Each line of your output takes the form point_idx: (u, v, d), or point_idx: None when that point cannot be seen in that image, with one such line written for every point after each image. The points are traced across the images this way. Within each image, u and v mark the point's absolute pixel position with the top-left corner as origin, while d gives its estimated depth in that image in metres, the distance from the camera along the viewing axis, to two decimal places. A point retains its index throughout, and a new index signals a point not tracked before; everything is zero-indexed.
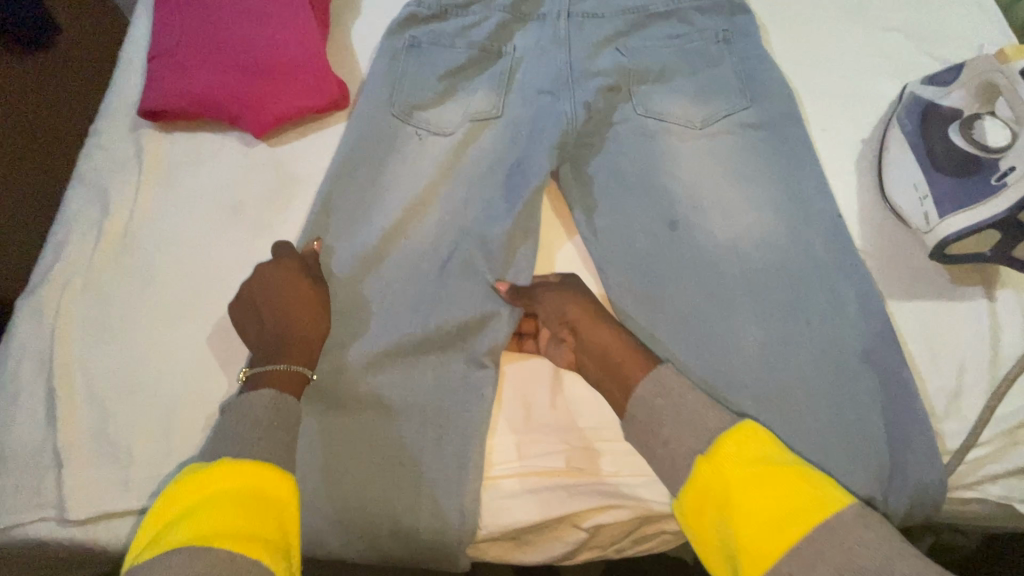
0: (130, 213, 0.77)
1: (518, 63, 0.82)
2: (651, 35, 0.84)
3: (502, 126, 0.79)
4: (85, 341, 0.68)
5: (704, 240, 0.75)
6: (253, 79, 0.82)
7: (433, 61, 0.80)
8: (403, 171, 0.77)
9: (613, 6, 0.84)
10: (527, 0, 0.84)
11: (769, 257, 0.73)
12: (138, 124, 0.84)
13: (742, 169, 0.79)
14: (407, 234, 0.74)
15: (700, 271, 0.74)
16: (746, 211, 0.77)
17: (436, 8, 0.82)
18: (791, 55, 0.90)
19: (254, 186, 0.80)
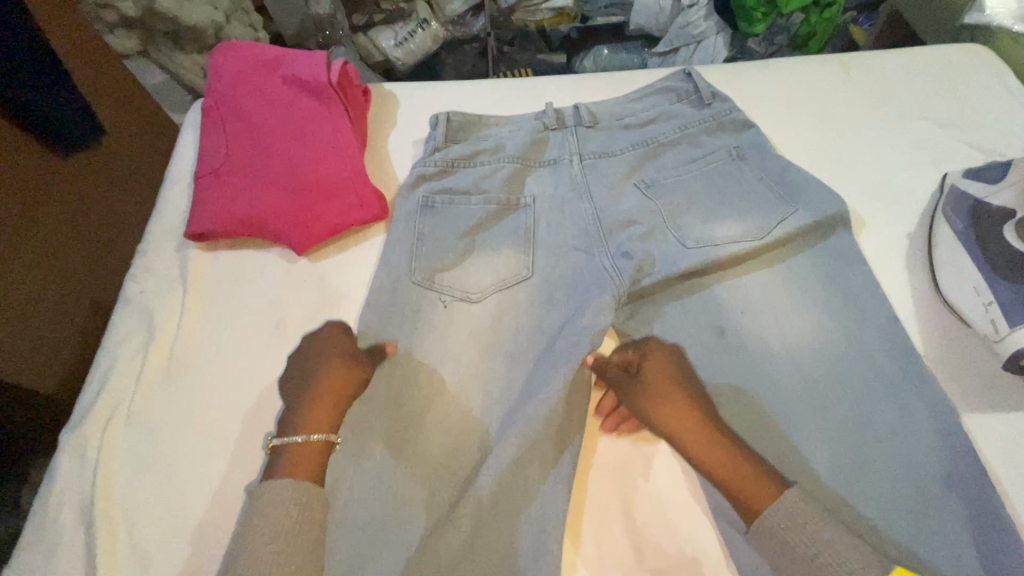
0: (174, 338, 0.77)
1: (547, 185, 0.87)
2: (667, 161, 0.88)
3: (541, 242, 0.82)
4: (128, 482, 0.67)
5: (757, 349, 0.73)
6: (299, 199, 0.84)
7: (452, 222, 0.83)
8: (448, 289, 0.78)
9: (621, 144, 0.90)
10: (538, 146, 0.90)
11: (827, 367, 0.71)
12: (182, 244, 0.86)
13: (787, 273, 0.78)
14: (456, 355, 0.74)
15: (756, 384, 0.71)
16: (798, 319, 0.75)
17: (442, 164, 0.87)
18: (826, 147, 0.90)
19: (297, 305, 0.80)
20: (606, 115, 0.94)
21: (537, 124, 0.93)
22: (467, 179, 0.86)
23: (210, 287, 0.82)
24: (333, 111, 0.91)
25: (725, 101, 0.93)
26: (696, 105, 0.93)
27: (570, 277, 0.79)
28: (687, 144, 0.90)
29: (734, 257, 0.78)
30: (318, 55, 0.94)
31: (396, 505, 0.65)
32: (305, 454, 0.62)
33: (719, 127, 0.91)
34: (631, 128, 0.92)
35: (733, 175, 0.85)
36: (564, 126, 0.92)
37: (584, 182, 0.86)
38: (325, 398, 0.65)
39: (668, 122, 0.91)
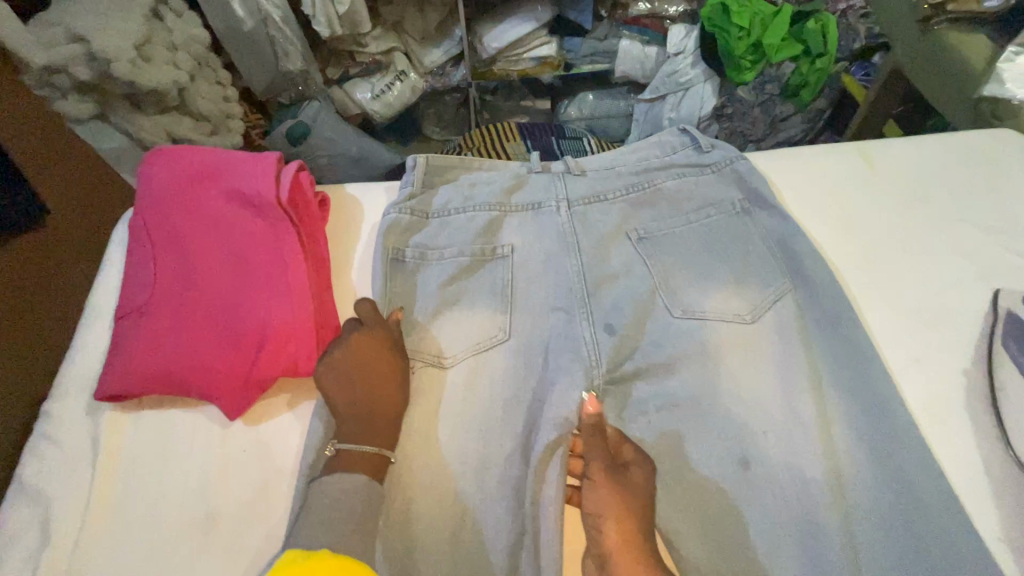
0: (77, 536, 0.62)
1: (527, 295, 0.78)
2: (672, 261, 0.79)
3: (528, 370, 0.73)
4: None
5: (785, 497, 0.63)
6: (234, 351, 0.70)
7: (430, 345, 0.74)
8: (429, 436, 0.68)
9: (621, 249, 0.81)
10: (521, 253, 0.81)
11: (876, 538, 0.60)
12: (96, 404, 0.71)
13: (820, 403, 0.67)
14: (426, 525, 0.64)
15: (795, 553, 0.60)
16: (835, 453, 0.64)
17: (414, 250, 0.80)
18: (851, 251, 0.79)
19: (232, 488, 0.65)
20: (586, 195, 0.84)
21: (491, 208, 0.83)
22: (442, 277, 0.78)
23: (125, 462, 0.67)
24: (281, 233, 0.77)
25: (727, 193, 0.83)
26: (697, 179, 0.85)
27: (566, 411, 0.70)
28: (690, 258, 0.79)
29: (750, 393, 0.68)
30: (265, 163, 0.81)
31: None
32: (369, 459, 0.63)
33: (718, 213, 0.82)
34: (621, 205, 0.84)
35: (753, 303, 0.75)
36: (528, 209, 0.84)
37: (579, 295, 0.77)
38: (378, 423, 0.65)
39: (669, 210, 0.83)
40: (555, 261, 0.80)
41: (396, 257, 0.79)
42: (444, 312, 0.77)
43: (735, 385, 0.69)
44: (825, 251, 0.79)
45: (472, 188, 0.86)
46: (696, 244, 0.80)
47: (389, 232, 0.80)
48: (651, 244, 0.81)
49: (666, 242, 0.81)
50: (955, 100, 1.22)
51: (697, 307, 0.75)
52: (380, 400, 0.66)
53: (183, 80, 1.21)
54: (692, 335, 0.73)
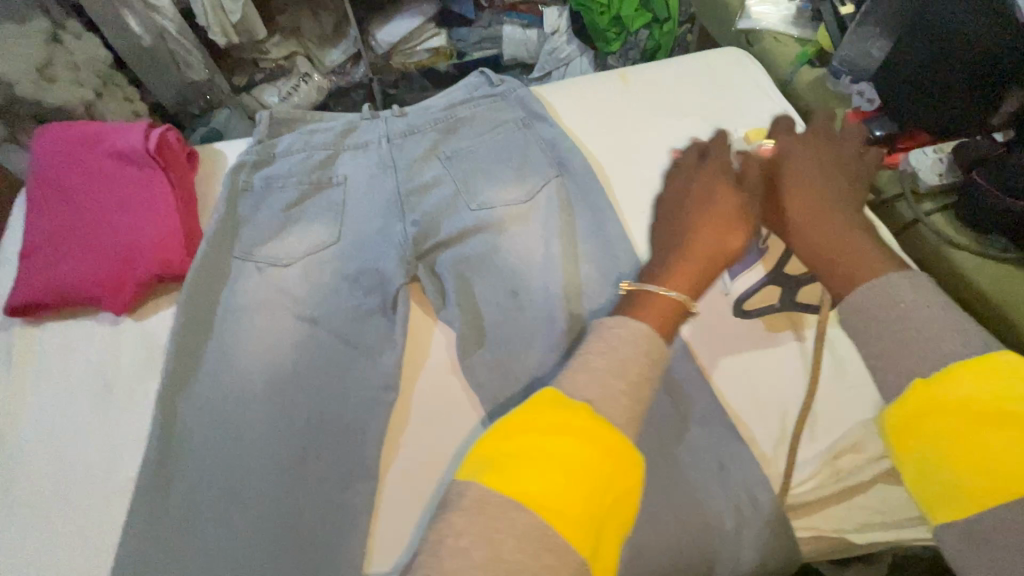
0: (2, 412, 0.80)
1: (354, 201, 0.99)
2: (469, 166, 1.03)
3: (355, 251, 0.93)
4: None
5: (541, 307, 0.85)
6: (115, 261, 0.88)
7: (279, 248, 0.94)
8: (272, 306, 0.88)
9: (431, 162, 1.03)
10: (352, 173, 1.02)
11: (601, 326, 0.83)
12: (9, 322, 0.88)
13: (571, 247, 0.91)
14: (270, 363, 0.83)
15: (545, 339, 0.82)
16: (576, 276, 0.88)
17: (263, 182, 1.00)
18: (604, 147, 1.05)
19: (125, 363, 0.84)
20: (405, 127, 1.07)
21: (326, 148, 1.04)
22: (285, 198, 0.99)
23: (38, 357, 0.85)
24: (151, 175, 0.96)
25: (513, 115, 1.07)
26: (490, 106, 1.08)
27: (379, 269, 0.89)
28: (484, 164, 1.03)
29: (522, 246, 0.92)
30: (135, 127, 1.00)
31: (224, 510, 0.71)
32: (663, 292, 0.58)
33: (505, 130, 1.06)
34: (431, 135, 1.06)
35: (527, 188, 0.98)
36: (358, 148, 1.05)
37: (395, 196, 0.98)
38: (687, 256, 0.60)
39: (469, 130, 1.06)
40: (378, 175, 1.01)
41: (245, 186, 0.99)
42: (290, 223, 0.97)
43: (510, 246, 0.92)
44: (584, 149, 1.04)
45: (311, 133, 1.06)
46: (487, 152, 1.03)
47: (239, 170, 1.00)
48: (454, 161, 1.03)
49: (465, 155, 1.04)
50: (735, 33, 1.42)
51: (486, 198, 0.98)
52: (709, 236, 0.61)
53: (89, 98, 1.31)
54: (480, 216, 0.95)
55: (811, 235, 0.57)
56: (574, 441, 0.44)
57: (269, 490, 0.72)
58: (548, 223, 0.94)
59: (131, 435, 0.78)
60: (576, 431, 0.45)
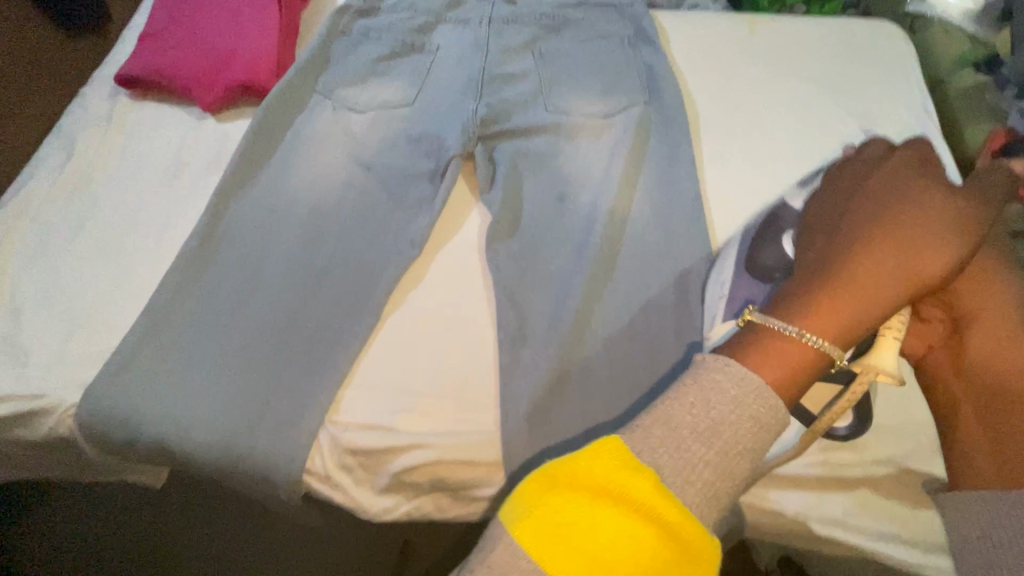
0: (90, 161, 0.89)
1: (440, 71, 0.99)
2: (560, 70, 1.00)
3: (425, 118, 0.94)
4: (20, 261, 0.79)
5: (584, 218, 0.84)
6: (214, 62, 0.94)
7: (359, 95, 0.97)
8: (336, 144, 0.92)
9: (525, 56, 1.01)
10: (446, 46, 1.02)
11: (636, 255, 0.81)
12: (117, 91, 0.97)
13: (634, 173, 0.88)
14: (318, 190, 0.87)
15: (576, 247, 0.81)
16: (628, 201, 0.85)
17: (362, 30, 1.02)
18: (705, 87, 0.98)
19: (198, 153, 0.91)
20: (510, 14, 1.04)
21: (428, 14, 1.04)
22: (377, 50, 1.00)
23: (130, 127, 0.93)
24: None
25: (622, 30, 1.01)
26: (602, 15, 1.03)
27: (442, 140, 0.90)
28: (575, 71, 0.99)
29: (585, 158, 0.89)
30: None
31: (241, 298, 0.77)
32: (787, 344, 0.58)
33: (608, 42, 1.01)
34: (533, 30, 1.03)
35: (610, 105, 0.94)
36: (458, 23, 1.04)
37: (480, 77, 0.97)
38: (817, 303, 0.60)
39: (571, 35, 1.02)
40: (470, 53, 1.00)
41: (344, 29, 1.02)
42: (374, 75, 0.99)
43: (572, 155, 0.90)
44: (682, 83, 0.98)
45: None
46: (582, 61, 1.00)
47: (344, 13, 1.03)
48: (547, 61, 1.00)
49: (559, 58, 1.00)
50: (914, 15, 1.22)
51: (566, 104, 0.95)
52: (844, 281, 0.60)
53: None
54: (553, 119, 0.93)
55: (989, 373, 0.62)
56: (633, 496, 0.49)
57: (283, 294, 0.77)
58: (619, 144, 0.90)
59: (185, 212, 0.85)
60: (607, 481, 0.50)
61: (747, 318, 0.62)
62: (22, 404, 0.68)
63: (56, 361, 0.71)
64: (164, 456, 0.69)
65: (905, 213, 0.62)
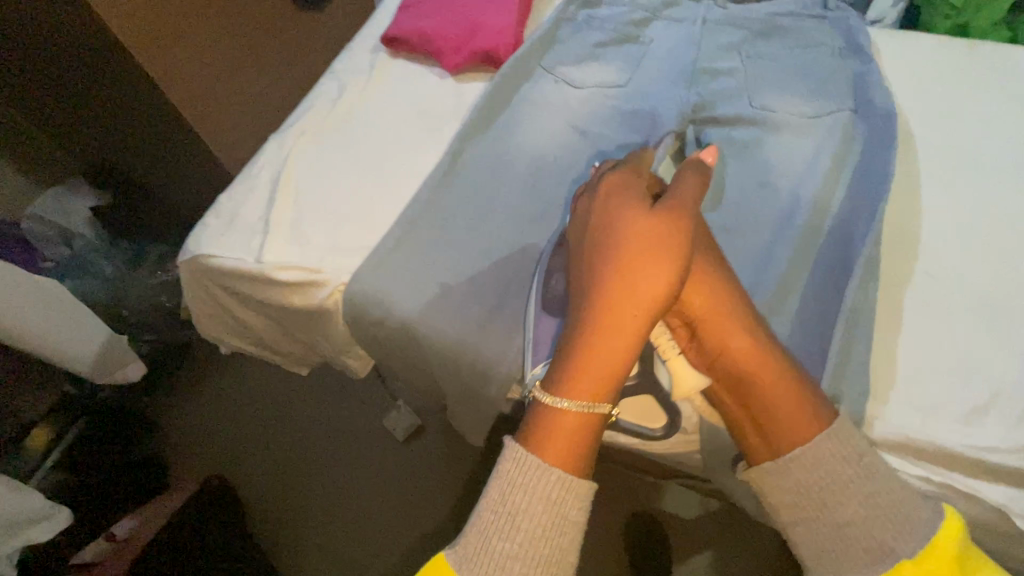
0: (355, 101, 1.07)
1: (651, 60, 1.09)
2: (767, 70, 1.06)
3: (635, 97, 1.04)
4: (302, 169, 0.98)
5: (785, 202, 0.89)
6: (464, 31, 1.10)
7: (577, 73, 1.09)
8: (557, 110, 1.04)
9: (733, 53, 1.08)
10: (658, 40, 1.11)
11: (834, 244, 0.85)
12: (377, 48, 1.16)
13: (840, 171, 0.91)
14: (540, 148, 0.99)
15: (776, 229, 0.87)
16: (830, 194, 0.89)
17: (584, 20, 1.14)
18: (917, 102, 0.99)
19: (441, 105, 1.07)
20: (722, 18, 1.12)
21: (646, 11, 1.14)
22: (597, 38, 1.12)
23: (387, 78, 1.12)
24: None
25: (833, 40, 1.06)
26: (814, 26, 1.08)
27: (655, 120, 0.99)
28: (781, 75, 1.05)
29: (786, 152, 0.94)
30: None
31: (475, 224, 0.90)
32: (563, 429, 0.61)
33: (818, 53, 1.05)
34: (743, 32, 1.10)
35: (815, 108, 0.99)
36: (672, 20, 1.13)
37: (690, 69, 1.06)
38: (617, 368, 0.62)
39: (781, 41, 1.08)
40: (681, 46, 1.09)
41: (570, 16, 1.14)
42: (590, 58, 1.11)
43: (774, 146, 0.95)
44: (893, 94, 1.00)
45: None
46: (789, 64, 1.05)
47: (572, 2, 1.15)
48: (754, 61, 1.07)
49: (764, 61, 1.06)
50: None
51: (770, 102, 1.01)
52: (602, 340, 0.62)
53: None
54: (759, 113, 0.99)
55: (725, 359, 0.69)
56: None
57: (512, 230, 0.89)
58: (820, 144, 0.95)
59: (430, 151, 1.00)
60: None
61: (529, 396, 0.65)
62: (306, 278, 0.85)
63: (331, 249, 0.88)
64: (405, 339, 0.84)
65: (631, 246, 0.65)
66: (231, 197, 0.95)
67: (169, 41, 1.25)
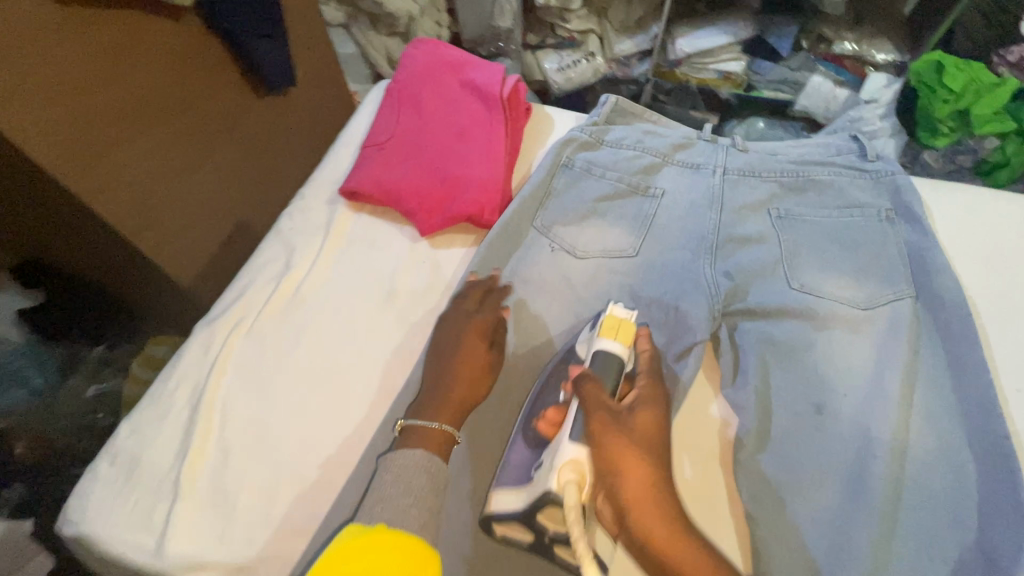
0: (305, 276, 0.87)
1: (664, 220, 0.91)
2: (804, 235, 0.89)
3: (648, 274, 0.86)
4: (231, 385, 0.77)
5: (850, 439, 0.70)
6: (442, 187, 0.91)
7: (577, 235, 0.90)
8: (557, 293, 0.86)
9: (761, 213, 0.91)
10: (672, 191, 0.94)
11: (919, 504, 0.66)
12: (335, 197, 0.97)
13: (912, 391, 0.73)
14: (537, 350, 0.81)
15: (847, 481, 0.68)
16: (907, 426, 0.70)
17: (584, 164, 0.96)
18: (988, 284, 0.83)
19: (414, 281, 0.87)
20: (745, 166, 0.95)
21: (656, 154, 0.97)
22: (599, 189, 0.94)
23: (346, 240, 0.92)
24: (495, 118, 0.98)
25: (877, 200, 0.89)
26: (854, 180, 0.92)
27: (680, 312, 0.81)
28: (822, 243, 0.87)
29: (843, 361, 0.76)
30: (496, 67, 1.03)
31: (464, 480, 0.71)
32: (431, 438, 0.68)
33: (862, 215, 0.88)
34: (771, 185, 0.93)
35: (868, 294, 0.81)
36: (687, 165, 0.96)
37: (713, 235, 0.88)
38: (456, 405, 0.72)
39: (818, 197, 0.91)
40: (699, 201, 0.92)
41: (567, 162, 0.96)
42: (591, 217, 0.92)
43: (827, 351, 0.77)
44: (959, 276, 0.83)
45: (647, 133, 0.99)
46: (829, 227, 0.88)
47: (568, 144, 0.97)
48: (788, 224, 0.89)
49: (799, 224, 0.89)
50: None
51: (813, 283, 0.84)
52: (460, 385, 0.73)
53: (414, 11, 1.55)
54: (804, 301, 0.81)
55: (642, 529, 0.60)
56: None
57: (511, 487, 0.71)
58: (883, 346, 0.76)
59: (399, 355, 0.81)
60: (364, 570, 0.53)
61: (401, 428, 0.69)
62: None
63: (264, 524, 0.67)
64: None
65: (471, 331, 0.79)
66: (130, 434, 0.73)
67: (106, 159, 0.91)
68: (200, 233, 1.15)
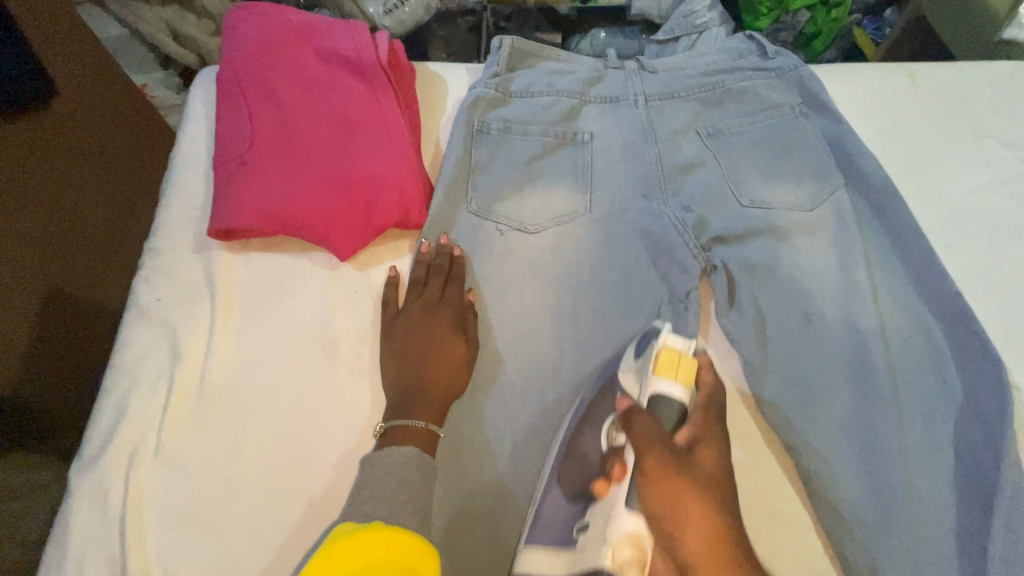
0: (205, 359, 0.67)
1: (601, 167, 0.83)
2: (737, 143, 0.86)
3: (603, 230, 0.79)
4: (164, 529, 0.60)
5: (837, 340, 0.73)
6: (345, 194, 0.73)
7: (520, 206, 0.79)
8: (520, 282, 0.75)
9: (691, 135, 0.86)
10: (598, 134, 0.85)
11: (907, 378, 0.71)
12: (205, 244, 0.75)
13: (873, 279, 0.76)
14: (525, 354, 0.71)
15: (846, 379, 0.71)
16: (877, 310, 0.74)
17: (500, 125, 0.82)
18: (893, 158, 0.88)
19: (351, 320, 0.72)
20: (662, 89, 0.88)
21: (571, 95, 0.86)
22: (524, 149, 0.82)
23: (242, 295, 0.72)
24: (378, 92, 0.79)
25: (789, 97, 0.89)
26: (763, 81, 0.90)
27: (645, 272, 0.78)
28: (759, 151, 0.85)
29: (811, 268, 0.77)
30: (358, 28, 0.83)
31: (506, 521, 0.64)
32: (413, 435, 0.62)
33: (782, 115, 0.87)
34: (692, 104, 0.88)
35: (811, 193, 0.81)
36: (606, 101, 0.87)
37: (655, 171, 0.82)
38: (430, 401, 0.64)
39: (737, 105, 0.88)
40: (629, 136, 0.85)
41: (479, 127, 0.82)
42: (527, 182, 0.80)
43: (795, 260, 0.77)
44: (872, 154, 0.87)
45: (553, 75, 0.88)
46: (759, 132, 0.86)
47: (474, 105, 0.83)
48: (719, 140, 0.85)
49: (728, 137, 0.86)
50: (907, 8, 1.31)
51: (763, 195, 0.81)
52: (440, 378, 0.66)
53: None
54: (760, 217, 0.79)
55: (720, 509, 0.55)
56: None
57: None
58: (838, 242, 0.78)
59: (367, 414, 0.67)
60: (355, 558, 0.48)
61: (383, 432, 0.63)
62: None
63: None
64: None
65: (417, 318, 0.70)
66: None
67: None
68: (9, 304, 0.87)
